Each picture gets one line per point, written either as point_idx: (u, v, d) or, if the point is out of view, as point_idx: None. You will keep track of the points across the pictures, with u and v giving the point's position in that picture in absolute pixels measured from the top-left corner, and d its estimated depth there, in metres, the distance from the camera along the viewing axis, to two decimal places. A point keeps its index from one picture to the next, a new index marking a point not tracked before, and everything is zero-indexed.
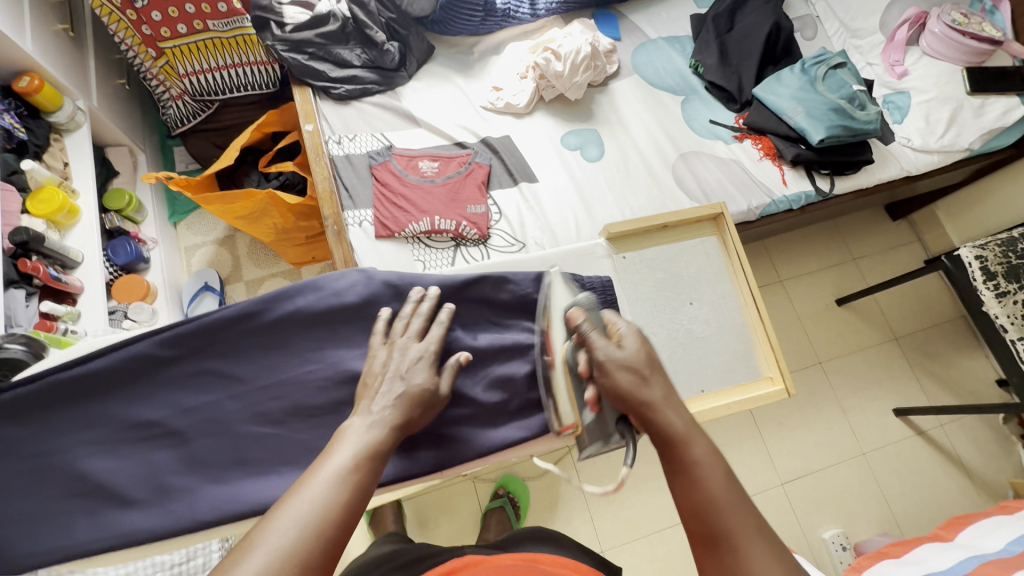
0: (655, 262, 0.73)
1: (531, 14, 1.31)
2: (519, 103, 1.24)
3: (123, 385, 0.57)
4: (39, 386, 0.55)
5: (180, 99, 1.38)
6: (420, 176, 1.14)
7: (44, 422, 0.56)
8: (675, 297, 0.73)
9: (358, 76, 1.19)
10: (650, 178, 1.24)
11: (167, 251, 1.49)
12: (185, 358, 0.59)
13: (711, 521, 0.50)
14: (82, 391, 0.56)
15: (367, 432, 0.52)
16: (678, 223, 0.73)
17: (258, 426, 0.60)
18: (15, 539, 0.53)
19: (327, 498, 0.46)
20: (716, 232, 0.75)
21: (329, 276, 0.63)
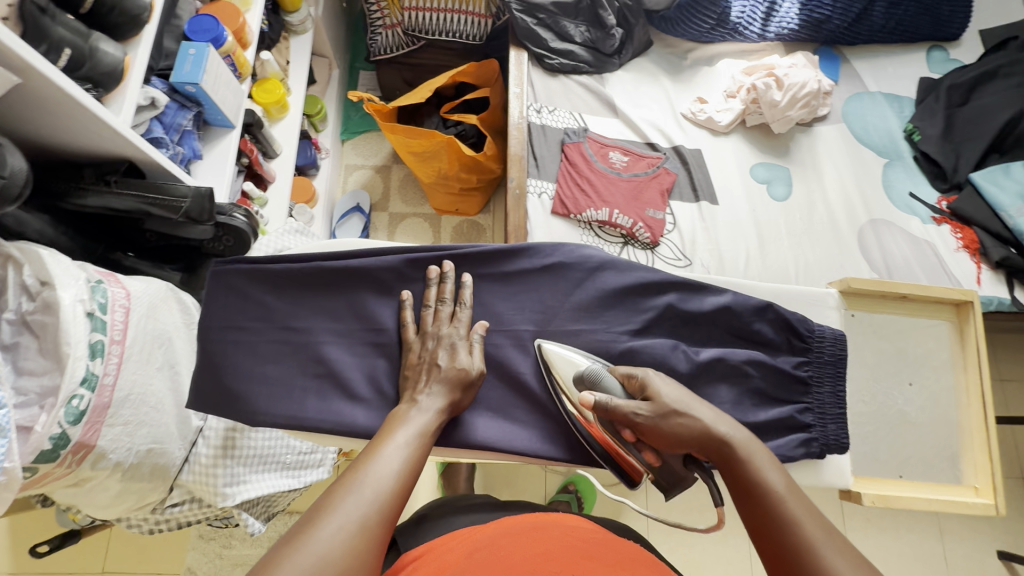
0: (883, 330, 0.81)
1: (759, 35, 1.25)
2: (721, 120, 1.20)
3: (369, 291, 0.65)
4: (310, 271, 0.65)
5: (392, 29, 1.45)
6: (608, 166, 1.13)
7: (303, 302, 0.65)
8: (896, 375, 0.81)
9: (575, 51, 1.20)
10: (832, 234, 1.18)
11: (333, 164, 1.58)
12: (422, 282, 0.66)
13: (783, 538, 0.47)
14: (339, 284, 0.65)
15: (419, 416, 0.55)
16: (919, 298, 0.79)
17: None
18: (262, 395, 0.62)
19: (393, 473, 0.49)
20: (954, 320, 0.81)
21: (548, 245, 0.67)
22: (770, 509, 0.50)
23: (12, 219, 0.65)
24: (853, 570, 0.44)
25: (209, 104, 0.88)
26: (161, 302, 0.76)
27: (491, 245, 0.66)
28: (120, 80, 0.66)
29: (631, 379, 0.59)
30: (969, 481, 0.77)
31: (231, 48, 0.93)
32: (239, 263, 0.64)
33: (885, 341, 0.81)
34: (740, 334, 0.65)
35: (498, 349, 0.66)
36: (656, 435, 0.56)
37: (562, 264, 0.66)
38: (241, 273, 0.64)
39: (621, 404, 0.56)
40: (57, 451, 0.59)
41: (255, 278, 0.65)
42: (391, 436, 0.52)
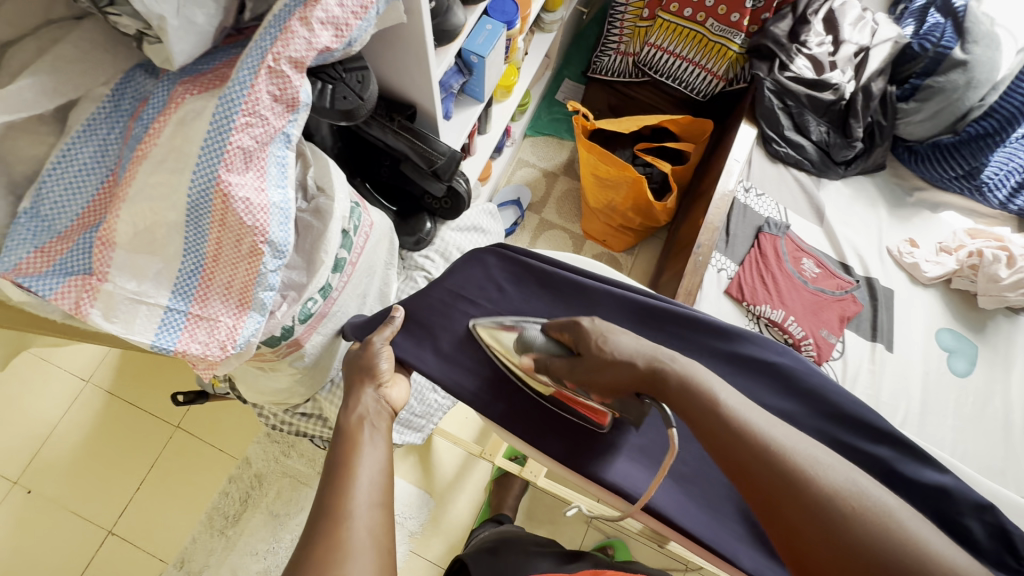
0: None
1: (994, 204, 1.14)
2: (927, 271, 1.14)
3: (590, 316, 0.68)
4: (554, 275, 0.71)
5: (623, 56, 1.47)
6: (797, 271, 1.10)
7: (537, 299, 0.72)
8: None
9: (806, 147, 1.17)
10: (1003, 435, 1.06)
11: (511, 154, 1.63)
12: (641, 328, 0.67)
13: (714, 417, 0.51)
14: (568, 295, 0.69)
15: (374, 429, 0.61)
16: None
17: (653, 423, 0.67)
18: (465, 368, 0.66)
19: (373, 488, 0.55)
20: None
21: (774, 343, 0.65)
22: (688, 394, 0.53)
23: (311, 123, 0.73)
24: (768, 424, 0.50)
25: (478, 76, 0.92)
26: (382, 239, 0.80)
27: (728, 324, 0.66)
28: (451, 40, 0.71)
29: (562, 332, 0.64)
30: None
31: (513, 34, 0.98)
32: (515, 251, 0.72)
33: None
34: (944, 522, 0.60)
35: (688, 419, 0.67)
36: (593, 385, 0.60)
37: (790, 372, 0.64)
38: (496, 253, 0.73)
39: (557, 360, 0.63)
40: (280, 339, 0.64)
41: (510, 264, 0.72)
42: (357, 450, 0.58)
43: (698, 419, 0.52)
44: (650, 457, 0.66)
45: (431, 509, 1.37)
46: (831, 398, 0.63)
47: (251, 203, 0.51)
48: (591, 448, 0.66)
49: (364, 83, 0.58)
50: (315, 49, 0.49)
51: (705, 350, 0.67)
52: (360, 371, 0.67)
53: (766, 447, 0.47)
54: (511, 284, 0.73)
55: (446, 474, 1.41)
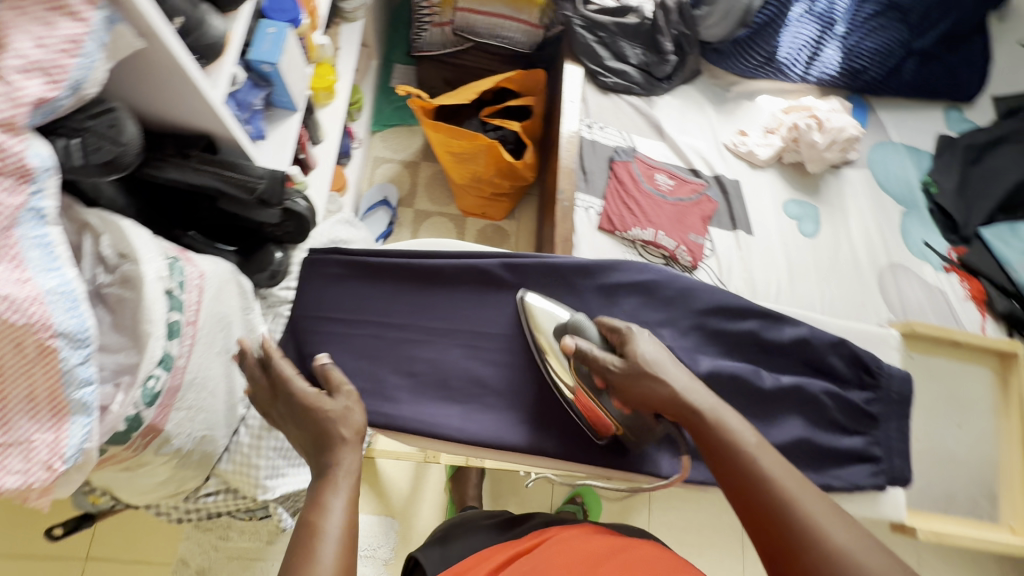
0: (935, 373, 0.90)
1: (800, 77, 1.31)
2: (761, 154, 1.25)
3: (453, 287, 0.69)
4: (409, 267, 0.70)
5: (441, 27, 1.44)
6: (653, 187, 1.16)
7: (401, 296, 0.69)
8: (949, 415, 0.90)
9: (628, 72, 1.22)
10: (855, 274, 1.23)
11: (363, 155, 1.56)
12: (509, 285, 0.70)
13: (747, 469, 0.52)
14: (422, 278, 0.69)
15: (343, 476, 0.54)
16: (969, 344, 0.89)
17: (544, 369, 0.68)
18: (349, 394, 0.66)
19: (342, 548, 0.48)
20: (996, 369, 0.91)
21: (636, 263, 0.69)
22: (720, 442, 0.55)
23: (90, 185, 0.62)
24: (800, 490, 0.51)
25: (280, 85, 0.86)
26: (225, 285, 0.73)
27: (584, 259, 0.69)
28: (219, 54, 0.65)
29: (613, 333, 0.63)
30: (1005, 520, 0.86)
31: (303, 31, 0.91)
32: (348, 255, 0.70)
33: (932, 380, 0.89)
34: (813, 366, 0.67)
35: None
36: (628, 393, 0.59)
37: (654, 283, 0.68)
38: (336, 262, 0.70)
39: (599, 354, 0.60)
40: (129, 434, 0.56)
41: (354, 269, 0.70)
42: (325, 502, 0.51)
43: (726, 467, 0.54)
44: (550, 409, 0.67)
45: (397, 530, 1.34)
46: (695, 296, 0.68)
47: (13, 300, 0.43)
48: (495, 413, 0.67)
49: (119, 126, 0.51)
50: (22, 104, 0.41)
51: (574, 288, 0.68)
52: (319, 425, 0.57)
53: (784, 501, 0.50)
54: (363, 285, 0.70)
55: (401, 490, 1.37)
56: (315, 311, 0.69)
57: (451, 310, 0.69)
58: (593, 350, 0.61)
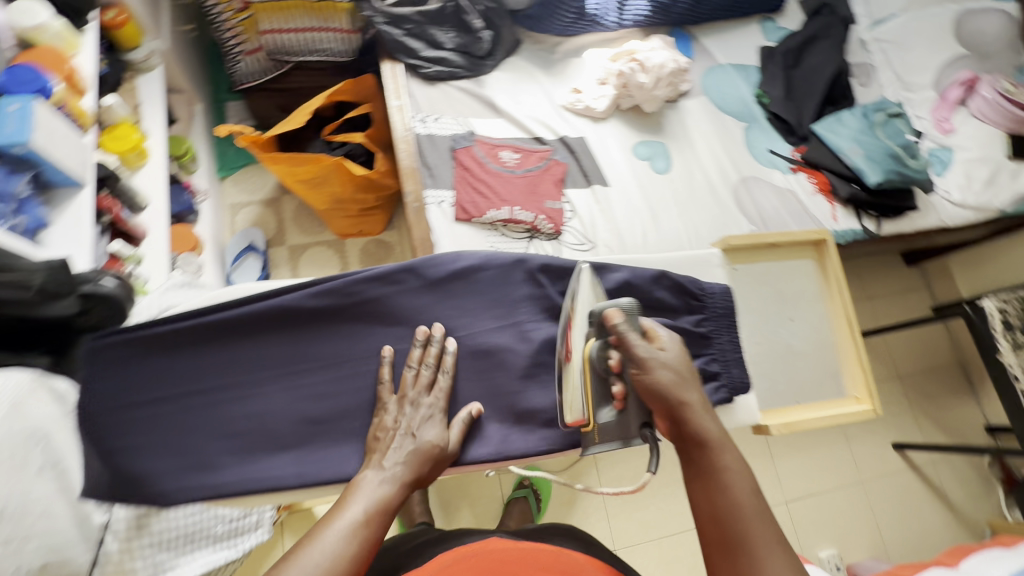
0: (762, 277, 0.94)
1: (616, 23, 1.35)
2: (598, 107, 1.27)
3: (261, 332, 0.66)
4: (197, 326, 0.64)
5: (253, 54, 1.37)
6: (500, 166, 1.16)
7: (204, 356, 0.65)
8: (779, 313, 0.95)
9: (447, 58, 1.20)
10: (712, 198, 1.29)
11: (214, 205, 1.47)
12: (328, 311, 0.67)
13: (731, 518, 0.53)
14: (225, 334, 0.65)
15: (378, 487, 0.58)
16: (783, 243, 0.94)
17: (367, 389, 0.67)
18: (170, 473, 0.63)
19: (333, 555, 0.50)
20: (814, 257, 0.98)
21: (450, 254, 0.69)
22: (714, 477, 0.56)
23: None
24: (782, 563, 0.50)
25: (47, 164, 0.78)
26: (26, 396, 0.64)
27: (375, 267, 0.67)
28: None
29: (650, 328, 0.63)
30: (851, 391, 0.95)
31: (61, 98, 0.83)
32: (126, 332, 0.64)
33: (763, 285, 0.94)
34: (643, 304, 0.69)
35: (403, 366, 0.69)
36: (647, 384, 0.60)
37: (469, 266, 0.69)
38: (121, 343, 0.64)
39: (632, 335, 0.62)
40: None
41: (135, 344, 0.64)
42: (343, 510, 0.54)
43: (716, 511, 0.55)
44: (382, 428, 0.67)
45: None
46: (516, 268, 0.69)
47: None
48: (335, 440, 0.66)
49: None
50: None
51: (372, 303, 0.68)
52: (427, 450, 0.62)
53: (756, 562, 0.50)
54: (153, 359, 0.65)
55: None
56: (116, 399, 0.64)
57: (255, 360, 0.66)
58: (630, 336, 0.62)
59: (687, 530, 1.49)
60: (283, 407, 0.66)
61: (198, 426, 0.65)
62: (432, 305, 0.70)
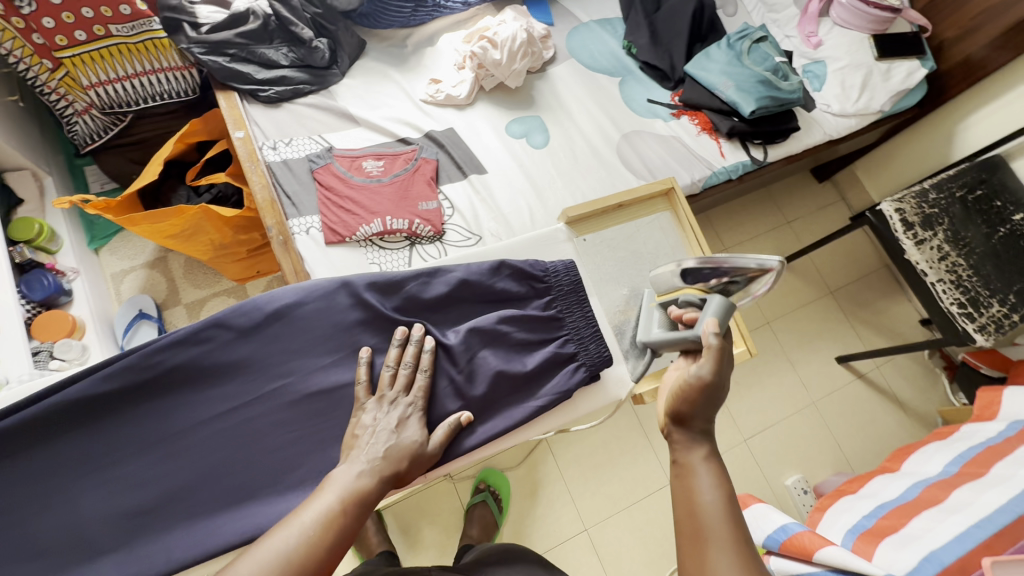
0: (614, 241, 0.91)
1: (462, 3, 1.29)
2: (459, 94, 1.22)
3: (66, 429, 0.65)
4: None
5: (86, 113, 1.24)
6: (366, 177, 1.10)
7: None
8: (639, 273, 0.91)
9: (287, 76, 1.15)
10: (596, 160, 1.25)
11: (91, 280, 1.37)
12: (126, 391, 0.66)
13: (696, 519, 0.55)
14: (24, 439, 0.63)
15: (355, 478, 0.57)
16: (630, 201, 0.92)
17: (189, 465, 0.66)
18: None
19: (302, 538, 0.50)
20: (668, 208, 0.95)
21: (261, 297, 0.71)
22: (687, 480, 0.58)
23: None
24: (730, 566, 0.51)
25: None
26: None
27: (178, 331, 0.67)
28: None
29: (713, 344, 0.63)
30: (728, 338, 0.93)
31: None
32: None
33: (619, 249, 0.91)
34: None
35: (229, 428, 0.68)
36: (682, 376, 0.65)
37: (292, 303, 0.72)
38: None
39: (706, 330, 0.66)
40: None
41: None
42: (318, 497, 0.54)
43: (683, 506, 0.57)
44: (211, 500, 0.66)
45: None
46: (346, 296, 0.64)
47: None
48: (175, 516, 0.65)
49: None
50: None
51: (187, 369, 0.68)
52: (400, 458, 0.61)
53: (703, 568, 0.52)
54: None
55: None
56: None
57: (62, 462, 0.64)
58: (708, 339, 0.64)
59: (653, 493, 1.48)
60: (96, 504, 0.64)
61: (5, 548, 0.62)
62: (247, 359, 0.70)
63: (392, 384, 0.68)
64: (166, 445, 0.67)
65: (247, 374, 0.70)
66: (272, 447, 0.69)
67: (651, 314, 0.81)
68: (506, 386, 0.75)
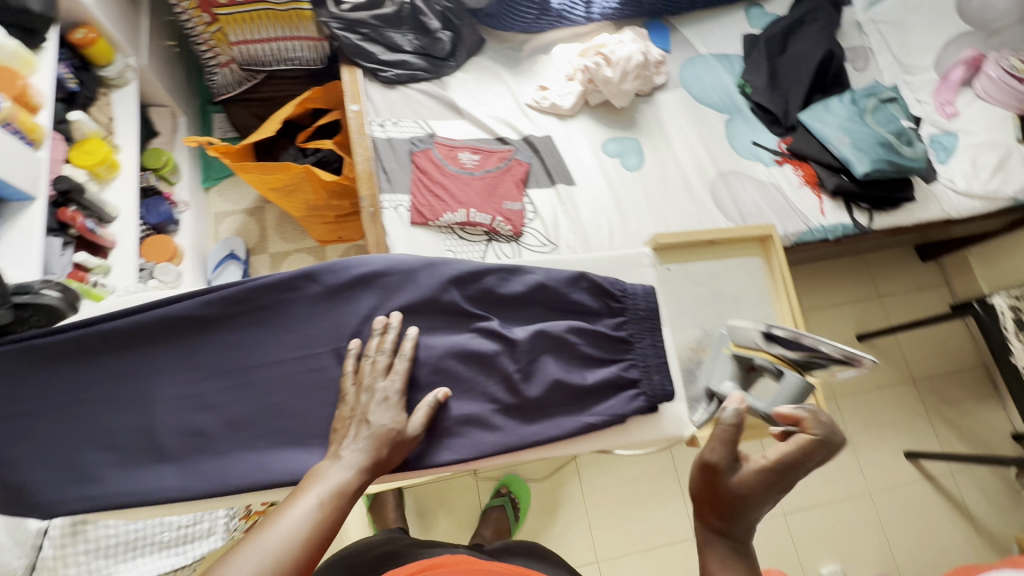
0: (697, 277, 0.89)
1: (585, 17, 1.31)
2: (564, 104, 1.24)
3: (155, 341, 0.72)
4: (93, 335, 0.70)
5: (228, 66, 1.39)
6: (459, 167, 1.14)
7: (93, 367, 0.71)
8: (718, 314, 0.88)
9: (407, 61, 1.21)
10: (687, 193, 1.23)
11: (197, 215, 1.50)
12: (211, 319, 0.72)
13: None
14: (123, 342, 0.71)
15: (338, 475, 0.60)
16: (724, 240, 0.89)
17: (248, 400, 0.71)
18: (54, 484, 0.67)
19: (293, 538, 0.51)
20: (761, 254, 0.91)
21: (347, 261, 0.75)
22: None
23: None
24: None
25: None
26: None
27: (271, 277, 0.73)
28: None
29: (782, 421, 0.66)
30: None
31: (10, 115, 0.86)
32: (28, 340, 0.69)
33: (701, 286, 0.88)
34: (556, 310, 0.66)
35: (291, 375, 0.73)
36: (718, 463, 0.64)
37: (371, 272, 0.75)
38: (16, 353, 0.69)
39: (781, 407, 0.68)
40: None
41: (31, 355, 0.70)
42: (301, 494, 0.56)
43: None
44: (262, 437, 0.70)
45: None
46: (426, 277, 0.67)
47: None
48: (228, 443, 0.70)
49: None
50: None
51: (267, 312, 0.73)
52: (379, 445, 0.63)
53: None
54: (52, 369, 0.70)
55: None
56: (4, 409, 0.69)
57: (150, 370, 0.71)
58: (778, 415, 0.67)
59: (674, 543, 1.42)
60: (162, 416, 0.70)
61: (84, 435, 0.69)
62: (321, 315, 0.75)
63: (361, 375, 0.69)
64: (233, 377, 0.72)
65: (318, 329, 0.74)
66: (326, 402, 0.72)
67: (724, 361, 0.77)
68: (556, 397, 0.75)
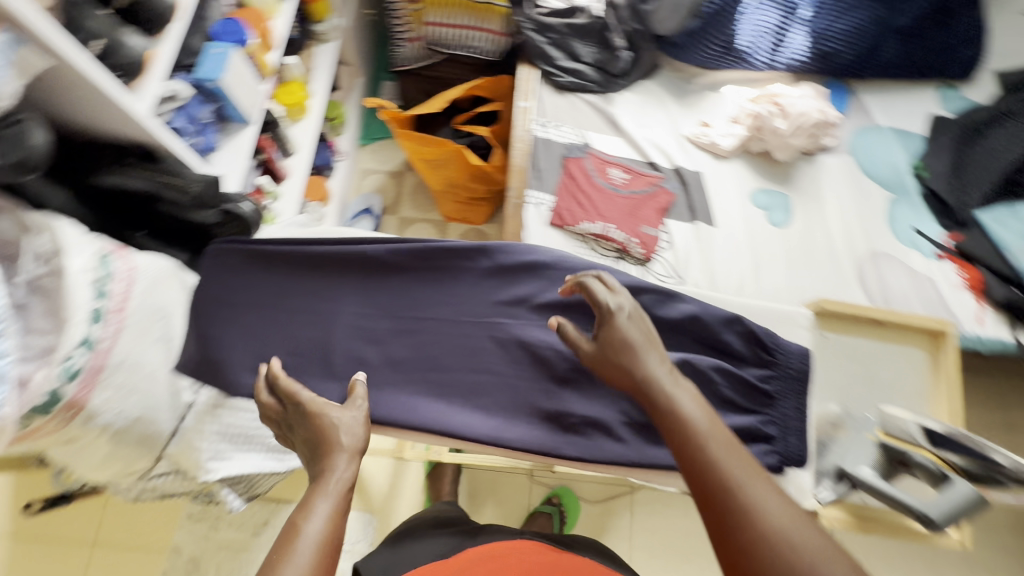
0: (856, 353, 0.89)
1: (765, 64, 1.29)
2: (723, 145, 1.22)
3: (326, 270, 0.81)
4: (290, 251, 0.80)
5: (416, 41, 1.49)
6: (608, 182, 1.16)
7: (286, 279, 0.80)
8: (868, 395, 0.87)
9: (582, 71, 1.25)
10: (830, 263, 1.17)
11: (349, 167, 1.65)
12: (376, 264, 0.80)
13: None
14: (308, 264, 0.80)
15: (338, 476, 0.60)
16: (894, 324, 0.89)
17: (388, 343, 0.79)
18: (227, 366, 0.78)
19: (319, 543, 0.53)
20: (930, 350, 0.89)
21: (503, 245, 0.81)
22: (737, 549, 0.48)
23: (32, 191, 0.69)
24: None
25: (227, 99, 0.93)
26: (161, 279, 0.78)
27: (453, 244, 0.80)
28: (142, 71, 0.73)
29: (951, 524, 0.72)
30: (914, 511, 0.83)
31: (252, 50, 1.00)
32: (238, 242, 0.79)
33: (858, 364, 0.88)
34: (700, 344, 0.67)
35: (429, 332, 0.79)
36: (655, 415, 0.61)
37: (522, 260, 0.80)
38: (234, 250, 0.80)
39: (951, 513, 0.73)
40: (50, 406, 0.63)
41: (244, 254, 0.80)
42: (310, 499, 0.56)
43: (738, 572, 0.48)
44: (392, 380, 0.77)
45: (374, 526, 1.36)
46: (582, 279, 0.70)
47: None
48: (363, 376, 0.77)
49: (27, 134, 0.62)
50: None
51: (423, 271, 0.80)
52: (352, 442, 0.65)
53: None
54: (263, 273, 0.80)
55: (378, 486, 1.40)
56: (218, 293, 0.79)
57: (335, 295, 0.80)
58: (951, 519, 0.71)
59: None
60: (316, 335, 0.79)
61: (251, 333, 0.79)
62: (468, 286, 0.81)
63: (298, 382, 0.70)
64: (381, 319, 0.79)
65: (463, 298, 0.80)
66: (466, 368, 0.78)
67: None
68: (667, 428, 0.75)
